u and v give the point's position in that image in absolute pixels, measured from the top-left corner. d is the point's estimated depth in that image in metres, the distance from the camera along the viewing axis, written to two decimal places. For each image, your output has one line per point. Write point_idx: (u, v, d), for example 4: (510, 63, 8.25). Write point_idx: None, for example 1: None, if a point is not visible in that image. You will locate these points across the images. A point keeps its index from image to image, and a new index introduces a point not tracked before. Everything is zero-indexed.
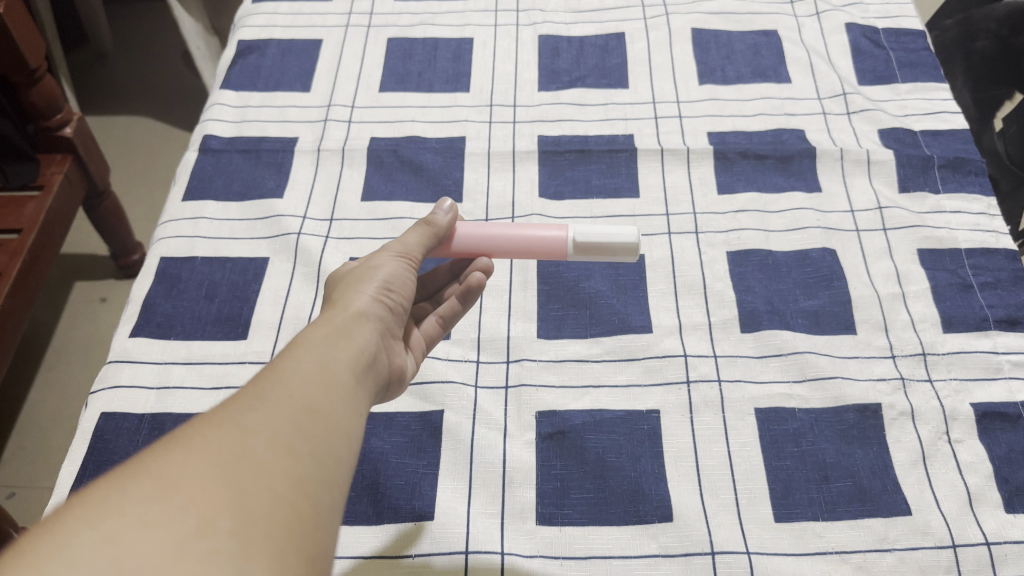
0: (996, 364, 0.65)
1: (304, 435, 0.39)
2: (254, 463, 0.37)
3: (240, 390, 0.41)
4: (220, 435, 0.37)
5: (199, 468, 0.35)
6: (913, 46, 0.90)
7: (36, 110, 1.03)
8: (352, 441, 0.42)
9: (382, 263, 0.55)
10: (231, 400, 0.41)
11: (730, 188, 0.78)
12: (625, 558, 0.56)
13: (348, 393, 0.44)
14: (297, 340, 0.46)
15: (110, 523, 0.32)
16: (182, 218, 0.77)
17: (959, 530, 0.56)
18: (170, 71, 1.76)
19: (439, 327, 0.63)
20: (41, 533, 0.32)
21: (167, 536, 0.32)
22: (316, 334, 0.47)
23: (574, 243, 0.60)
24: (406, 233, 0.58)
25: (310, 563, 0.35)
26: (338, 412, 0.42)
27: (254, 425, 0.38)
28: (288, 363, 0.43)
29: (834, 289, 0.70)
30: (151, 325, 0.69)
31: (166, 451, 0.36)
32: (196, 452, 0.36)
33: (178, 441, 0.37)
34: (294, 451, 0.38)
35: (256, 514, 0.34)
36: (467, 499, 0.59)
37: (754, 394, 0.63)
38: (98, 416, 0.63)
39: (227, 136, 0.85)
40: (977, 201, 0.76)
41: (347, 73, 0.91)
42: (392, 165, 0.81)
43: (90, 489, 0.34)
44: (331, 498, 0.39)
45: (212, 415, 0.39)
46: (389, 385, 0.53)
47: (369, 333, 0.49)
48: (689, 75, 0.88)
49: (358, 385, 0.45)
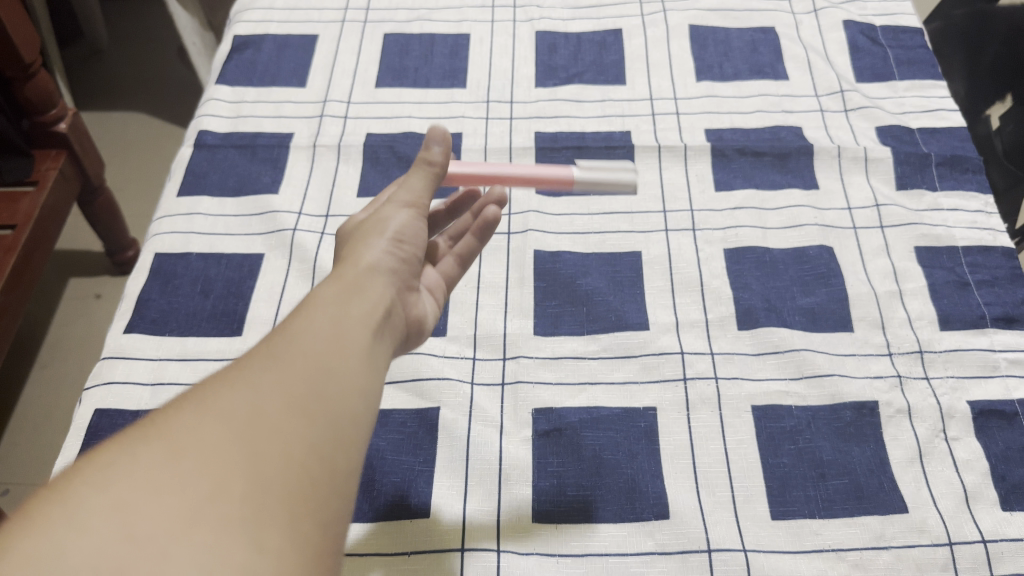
0: (994, 362, 0.64)
1: (319, 394, 0.38)
2: (267, 425, 0.36)
3: (254, 346, 0.40)
4: (232, 396, 0.36)
5: (211, 431, 0.34)
6: (910, 43, 0.90)
7: (29, 105, 1.02)
8: (370, 397, 0.41)
9: (391, 214, 0.52)
10: (246, 356, 0.40)
11: (727, 185, 0.78)
12: (622, 555, 0.55)
13: (366, 350, 0.43)
14: (311, 293, 0.45)
15: (120, 488, 0.31)
16: (177, 214, 0.77)
17: (956, 527, 0.56)
18: (165, 67, 1.75)
19: (457, 266, 0.62)
20: (52, 495, 0.31)
21: (176, 504, 0.31)
22: (332, 288, 0.45)
23: (580, 171, 0.62)
24: (409, 176, 0.54)
25: (322, 527, 0.35)
26: (354, 369, 0.41)
27: (268, 385, 0.37)
28: (303, 318, 0.42)
29: (832, 286, 0.70)
30: (145, 322, 0.69)
31: (176, 413, 0.35)
32: (208, 413, 0.35)
33: (191, 401, 0.36)
34: (309, 412, 0.37)
35: (267, 480, 0.34)
36: (463, 496, 0.59)
37: (751, 392, 0.63)
38: (91, 413, 0.63)
39: (222, 131, 0.84)
40: (974, 198, 0.76)
41: (343, 68, 0.90)
42: (388, 161, 0.81)
43: (102, 449, 0.34)
44: (347, 457, 0.38)
45: (226, 373, 0.38)
46: (409, 335, 0.53)
47: (384, 287, 0.48)
48: (687, 71, 0.88)
49: (376, 339, 0.44)
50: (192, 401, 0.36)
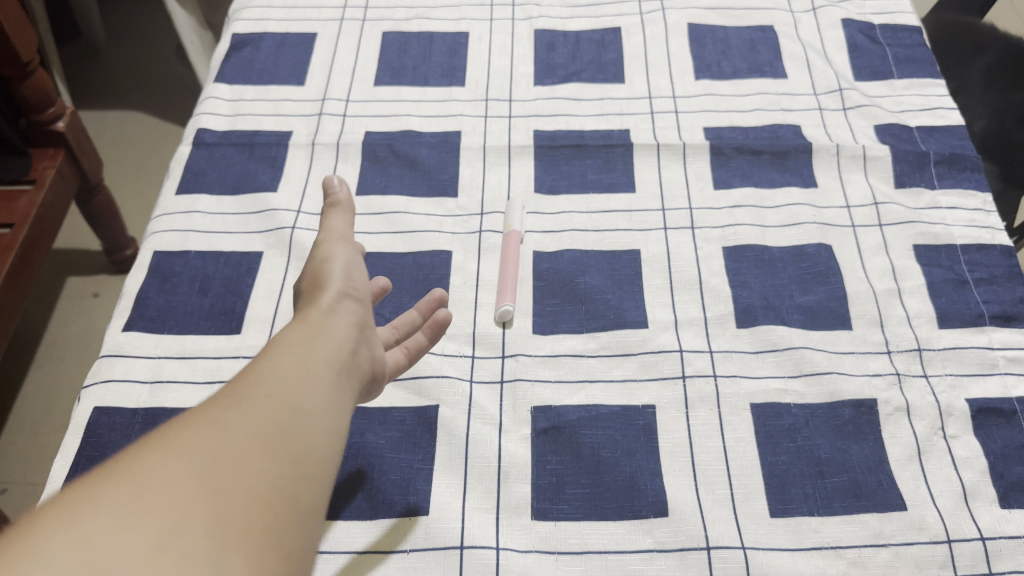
0: (992, 360, 0.65)
1: (285, 431, 0.39)
2: (234, 461, 0.37)
3: (222, 387, 0.41)
4: (200, 433, 0.37)
5: (177, 468, 0.35)
6: (909, 42, 0.90)
7: (28, 104, 1.02)
8: (335, 432, 0.42)
9: (333, 256, 0.53)
10: (213, 396, 0.40)
11: (726, 184, 0.78)
12: (621, 553, 0.55)
13: (332, 387, 0.43)
14: (276, 335, 0.45)
15: (84, 523, 0.32)
16: (175, 212, 0.77)
17: (954, 525, 0.56)
18: (164, 66, 1.75)
19: (405, 358, 0.60)
20: (17, 531, 0.32)
21: (141, 538, 0.32)
22: (297, 328, 0.46)
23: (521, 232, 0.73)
24: (328, 222, 0.56)
25: (288, 560, 0.35)
26: (322, 405, 0.42)
27: (235, 423, 0.38)
28: (270, 358, 0.43)
29: (830, 285, 0.70)
30: (144, 320, 0.68)
31: (143, 450, 0.36)
32: (176, 451, 0.36)
33: (159, 439, 0.37)
34: (276, 448, 0.38)
35: (233, 513, 0.35)
36: (461, 494, 0.59)
37: (749, 390, 0.63)
38: (89, 411, 0.63)
39: (221, 129, 0.84)
40: (973, 197, 0.76)
41: (341, 66, 0.90)
42: (387, 160, 0.81)
43: (68, 488, 0.34)
44: (314, 492, 0.38)
45: (194, 412, 0.39)
46: (371, 384, 0.52)
47: (348, 325, 0.49)
48: (685, 70, 0.88)
49: (341, 376, 0.45)
50: (158, 439, 0.37)
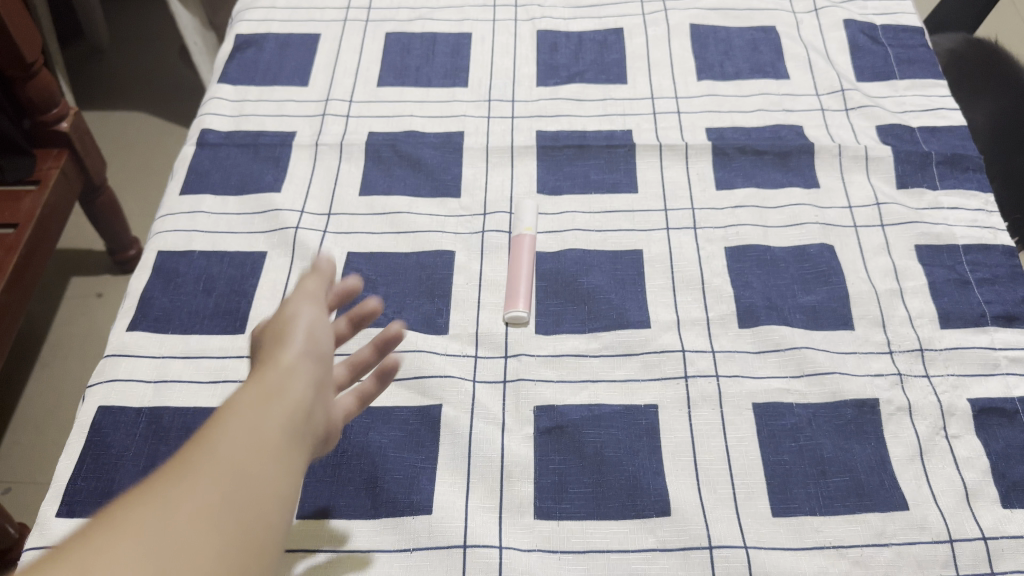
0: (994, 360, 0.65)
1: (240, 512, 0.36)
2: (189, 549, 0.33)
3: (166, 464, 0.37)
4: (150, 518, 0.33)
5: (129, 561, 0.32)
6: (911, 42, 0.90)
7: (32, 105, 1.02)
8: (288, 508, 0.39)
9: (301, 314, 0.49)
10: (156, 474, 0.37)
11: (729, 184, 0.78)
12: (624, 552, 0.56)
13: (285, 459, 0.40)
14: (226, 400, 0.42)
15: None
16: (180, 213, 0.77)
17: (956, 524, 0.56)
18: (167, 66, 1.75)
19: (355, 404, 0.57)
20: None
21: None
22: (247, 394, 0.42)
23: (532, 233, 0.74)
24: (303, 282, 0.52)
25: None
26: (275, 480, 0.39)
27: (188, 505, 0.35)
28: (221, 429, 0.39)
29: (833, 285, 0.70)
30: (148, 320, 0.69)
31: (83, 541, 0.32)
32: (125, 541, 0.32)
33: (102, 527, 0.33)
34: (231, 532, 0.35)
35: None
36: (465, 493, 0.59)
37: (752, 389, 0.63)
38: (95, 411, 0.63)
39: (225, 130, 0.85)
40: (975, 197, 0.76)
41: (345, 67, 0.91)
42: (390, 160, 0.81)
43: None
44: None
45: (138, 493, 0.35)
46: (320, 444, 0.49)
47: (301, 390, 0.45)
48: (688, 70, 0.88)
49: (295, 442, 0.42)
50: (99, 526, 0.33)
